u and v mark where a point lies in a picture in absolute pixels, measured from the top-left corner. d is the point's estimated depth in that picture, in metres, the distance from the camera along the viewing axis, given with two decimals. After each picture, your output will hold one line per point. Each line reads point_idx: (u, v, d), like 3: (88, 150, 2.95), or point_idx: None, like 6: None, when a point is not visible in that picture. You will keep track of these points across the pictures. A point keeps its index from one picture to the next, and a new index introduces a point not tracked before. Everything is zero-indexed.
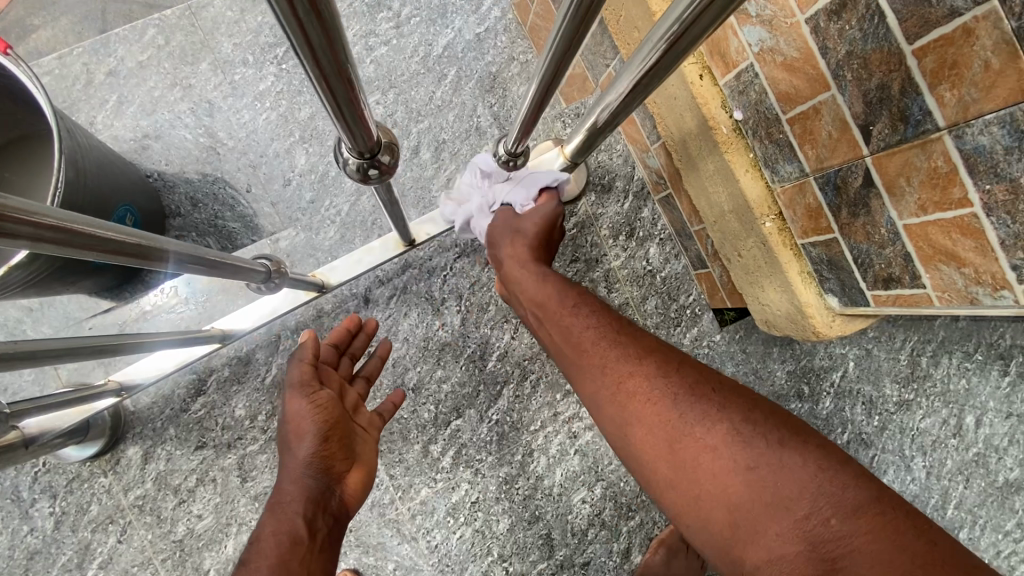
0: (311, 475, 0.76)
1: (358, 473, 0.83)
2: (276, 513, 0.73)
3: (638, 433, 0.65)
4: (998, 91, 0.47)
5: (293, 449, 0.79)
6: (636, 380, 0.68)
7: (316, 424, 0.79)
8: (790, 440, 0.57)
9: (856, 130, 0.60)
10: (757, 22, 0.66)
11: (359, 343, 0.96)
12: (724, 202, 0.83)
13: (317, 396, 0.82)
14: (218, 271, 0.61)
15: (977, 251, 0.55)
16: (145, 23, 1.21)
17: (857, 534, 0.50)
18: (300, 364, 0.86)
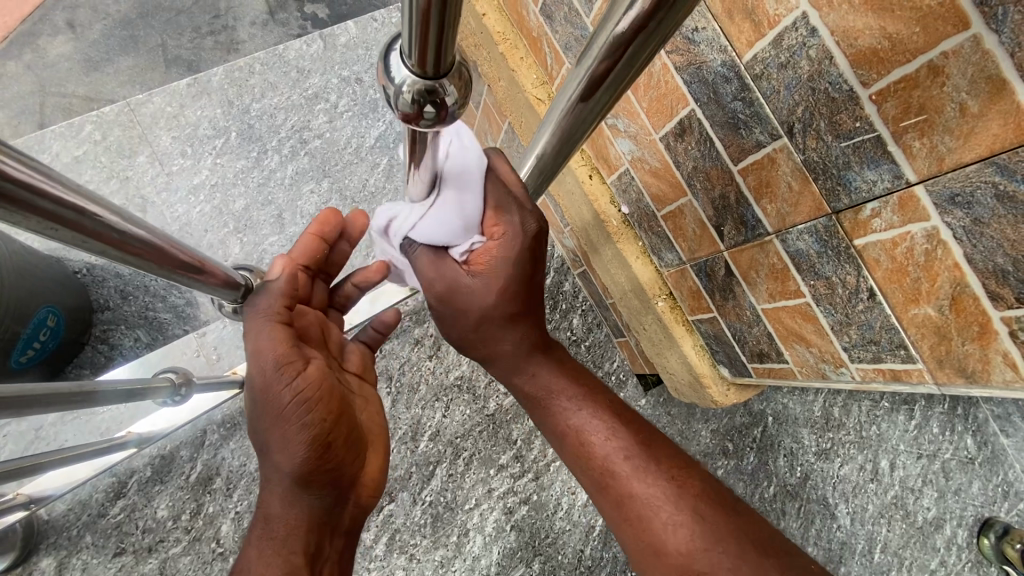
0: (309, 497, 0.61)
1: (371, 459, 0.70)
2: (266, 551, 0.59)
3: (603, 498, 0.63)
4: (802, 207, 0.55)
5: (275, 461, 0.60)
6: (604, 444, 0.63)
7: (312, 433, 0.59)
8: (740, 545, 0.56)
9: (712, 230, 0.69)
10: (626, 136, 0.75)
11: (342, 250, 0.76)
12: (624, 282, 0.91)
13: (306, 373, 0.60)
14: (116, 396, 0.63)
15: (817, 333, 0.62)
16: (81, 121, 1.27)
17: None
18: (269, 323, 0.60)
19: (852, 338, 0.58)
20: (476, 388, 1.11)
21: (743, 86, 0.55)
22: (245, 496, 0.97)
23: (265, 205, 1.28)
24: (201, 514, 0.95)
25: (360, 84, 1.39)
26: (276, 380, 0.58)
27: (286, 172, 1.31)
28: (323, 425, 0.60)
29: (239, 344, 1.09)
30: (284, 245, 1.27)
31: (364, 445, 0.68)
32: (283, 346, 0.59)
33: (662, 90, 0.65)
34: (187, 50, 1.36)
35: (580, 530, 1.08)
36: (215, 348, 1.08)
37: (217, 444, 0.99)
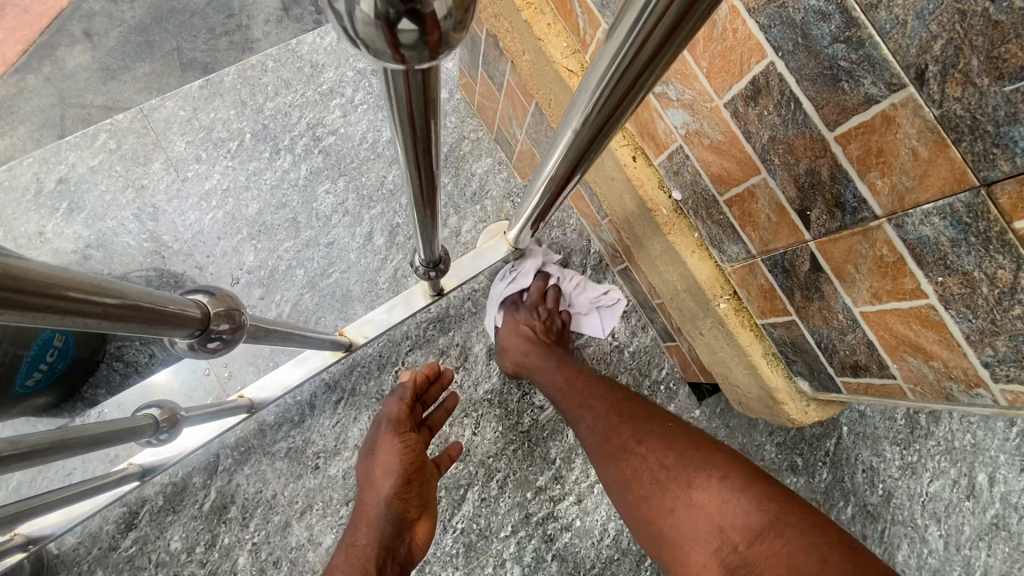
0: (388, 516, 0.78)
1: (426, 521, 0.84)
2: (351, 555, 0.74)
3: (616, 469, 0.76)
4: (932, 180, 0.42)
5: (375, 486, 0.81)
6: (610, 431, 0.78)
7: (403, 467, 0.81)
8: (708, 482, 0.70)
9: (794, 215, 0.56)
10: (679, 106, 0.62)
11: (434, 390, 0.93)
12: (676, 280, 0.78)
13: (408, 436, 0.84)
14: (35, 458, 0.48)
15: (943, 344, 0.48)
16: (96, 128, 1.21)
17: (762, 548, 0.65)
18: (400, 402, 0.87)
19: (999, 350, 0.44)
20: (508, 402, 1.00)
21: (849, 22, 0.41)
22: (262, 526, 0.90)
23: (280, 209, 1.21)
24: (216, 546, 0.88)
25: None
26: (392, 432, 0.84)
27: (300, 172, 1.23)
28: (411, 467, 0.81)
29: (252, 360, 1.01)
30: (300, 250, 1.19)
31: (426, 509, 0.84)
32: (402, 416, 0.86)
33: (728, 43, 0.52)
34: (202, 53, 1.28)
35: (629, 559, 0.97)
36: (226, 366, 1.01)
37: (231, 469, 0.91)
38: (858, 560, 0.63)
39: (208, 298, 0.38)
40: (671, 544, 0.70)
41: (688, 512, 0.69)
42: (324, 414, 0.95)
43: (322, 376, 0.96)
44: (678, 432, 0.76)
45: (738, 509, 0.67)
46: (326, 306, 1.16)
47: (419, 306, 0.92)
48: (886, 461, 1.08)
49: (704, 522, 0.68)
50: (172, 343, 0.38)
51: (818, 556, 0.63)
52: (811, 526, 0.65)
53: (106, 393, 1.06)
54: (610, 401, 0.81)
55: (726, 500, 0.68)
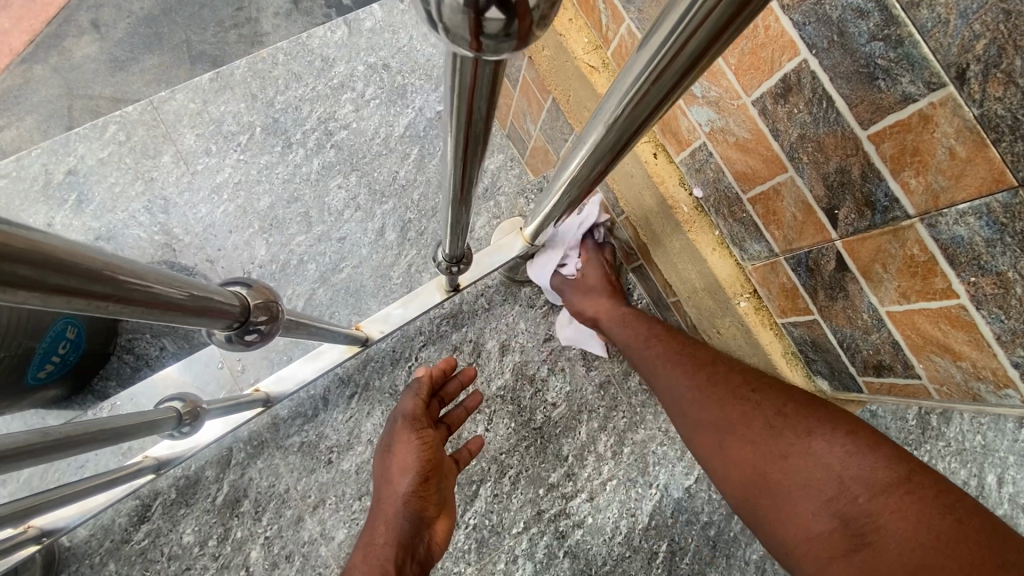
0: (409, 514, 0.78)
1: (445, 520, 0.84)
2: (369, 556, 0.74)
3: (713, 414, 0.69)
4: (969, 181, 0.41)
5: (392, 483, 0.80)
6: (714, 380, 0.72)
7: (419, 465, 0.80)
8: (819, 430, 0.62)
9: (822, 213, 0.56)
10: (704, 103, 0.62)
11: (452, 386, 0.93)
12: (695, 278, 0.78)
13: (425, 432, 0.83)
14: (58, 450, 0.48)
15: (972, 345, 0.48)
16: (107, 120, 1.21)
17: (882, 512, 0.54)
18: (414, 398, 0.86)
19: None
20: (520, 399, 1.00)
21: (889, 19, 0.41)
22: (275, 520, 0.90)
23: (291, 203, 1.20)
24: (229, 539, 0.88)
25: (388, 70, 1.29)
26: (407, 428, 0.83)
27: (311, 166, 1.22)
28: (426, 464, 0.80)
29: (264, 355, 1.01)
30: (311, 245, 1.18)
31: (444, 507, 0.84)
32: (417, 413, 0.84)
33: (760, 40, 0.52)
34: (212, 45, 1.27)
35: (640, 557, 0.97)
36: (237, 360, 1.00)
37: (244, 463, 0.91)
38: (1007, 537, 0.49)
39: (245, 290, 0.38)
40: (776, 506, 0.61)
41: (803, 459, 0.61)
42: (337, 409, 0.95)
43: (335, 371, 0.96)
44: (795, 384, 0.68)
45: (862, 462, 0.58)
46: (336, 301, 1.16)
47: (434, 302, 0.92)
48: None
49: (822, 475, 0.59)
50: (207, 335, 0.38)
51: (952, 516, 0.51)
52: (948, 491, 0.54)
53: (117, 386, 1.06)
54: (704, 357, 0.76)
55: (848, 453, 0.59)
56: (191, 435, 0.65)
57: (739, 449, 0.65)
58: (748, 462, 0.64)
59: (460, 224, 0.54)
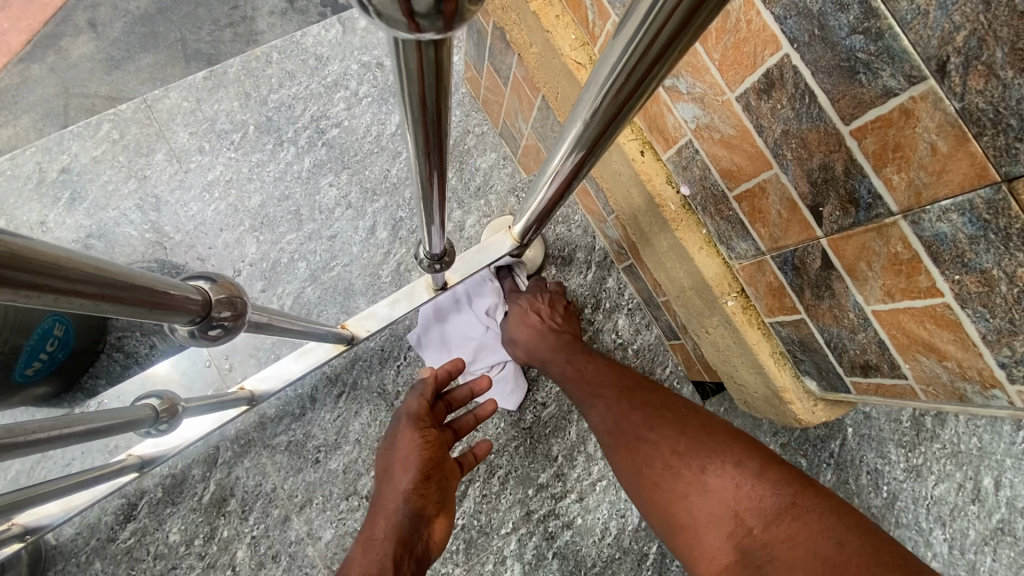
0: (408, 510, 0.77)
1: (442, 521, 0.83)
2: (369, 549, 0.73)
3: (622, 458, 0.74)
4: (951, 176, 0.41)
5: (393, 480, 0.80)
6: (624, 420, 0.76)
7: (422, 462, 0.80)
8: (712, 465, 0.67)
9: (806, 211, 0.55)
10: (689, 99, 0.61)
11: (461, 391, 0.92)
12: (683, 277, 0.77)
13: (427, 430, 0.83)
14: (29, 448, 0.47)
15: (957, 344, 0.48)
16: (99, 118, 1.21)
17: (777, 541, 0.59)
18: (419, 397, 0.86)
19: (1015, 351, 0.43)
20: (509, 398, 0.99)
21: (868, 12, 0.41)
22: (261, 520, 0.89)
23: (282, 201, 1.20)
24: (215, 538, 0.88)
25: (381, 68, 1.28)
26: (410, 426, 0.83)
27: (303, 164, 1.22)
28: (428, 461, 0.80)
29: (253, 353, 1.00)
30: (303, 243, 1.18)
31: (442, 507, 0.83)
32: (422, 412, 0.84)
33: (742, 34, 0.51)
34: (206, 44, 1.26)
35: (631, 558, 0.96)
36: (226, 358, 1.00)
37: (231, 462, 0.91)
38: (885, 549, 0.55)
39: (208, 285, 0.36)
40: (684, 534, 0.66)
41: (702, 498, 0.65)
42: (325, 408, 0.94)
43: (323, 369, 0.95)
44: (691, 418, 0.73)
45: (753, 494, 0.63)
46: (327, 299, 1.15)
47: (422, 301, 0.91)
48: (891, 463, 1.08)
49: (718, 506, 0.64)
50: (172, 330, 0.37)
51: (835, 538, 0.57)
52: (829, 511, 0.60)
53: (106, 383, 1.05)
54: (619, 388, 0.80)
55: (740, 484, 0.64)
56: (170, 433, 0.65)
57: (652, 488, 0.70)
58: (658, 494, 0.69)
59: (434, 211, 0.50)
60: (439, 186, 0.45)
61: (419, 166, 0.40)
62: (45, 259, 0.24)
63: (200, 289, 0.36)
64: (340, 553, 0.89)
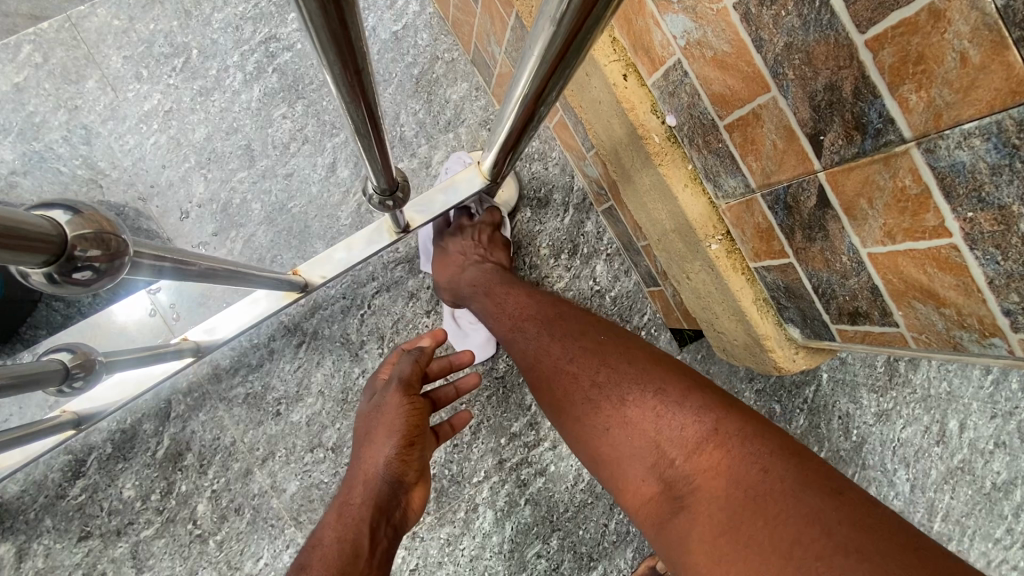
0: (388, 476, 0.73)
1: (420, 488, 0.80)
2: (344, 515, 0.70)
3: (557, 384, 0.68)
4: (979, 94, 0.35)
5: (371, 443, 0.75)
6: (555, 342, 0.71)
7: (407, 429, 0.76)
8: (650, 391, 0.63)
9: (805, 140, 0.49)
10: (679, 10, 0.53)
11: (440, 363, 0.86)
12: (665, 219, 0.71)
13: (414, 397, 0.79)
14: None
15: (959, 289, 0.43)
16: (17, 39, 1.04)
17: (698, 469, 0.57)
18: (413, 361, 0.81)
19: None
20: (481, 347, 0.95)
21: None
22: (221, 474, 0.86)
23: (232, 135, 1.09)
24: (173, 493, 0.84)
25: None
26: (394, 392, 0.78)
27: (252, 93, 1.10)
28: (413, 425, 0.77)
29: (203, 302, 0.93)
30: (255, 181, 1.08)
31: (422, 473, 0.80)
32: (412, 376, 0.80)
33: None
34: None
35: (603, 503, 0.96)
36: (171, 308, 0.92)
37: (185, 416, 0.86)
38: (809, 472, 0.53)
39: (67, 217, 0.27)
40: (611, 450, 0.63)
41: (636, 419, 0.62)
42: (284, 359, 0.89)
43: (280, 318, 0.89)
44: (616, 350, 0.68)
45: (674, 423, 0.60)
46: (286, 244, 1.07)
47: (383, 244, 0.84)
48: (862, 408, 1.09)
49: (640, 439, 0.61)
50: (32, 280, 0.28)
51: (760, 467, 0.54)
52: (751, 435, 0.57)
53: (47, 334, 0.98)
54: (542, 317, 0.74)
55: (664, 412, 0.61)
56: (85, 391, 0.58)
57: (576, 402, 0.66)
58: (585, 408, 0.66)
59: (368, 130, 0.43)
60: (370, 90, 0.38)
61: (332, 68, 0.33)
62: None
63: (7, 219, 0.24)
64: (307, 504, 0.87)
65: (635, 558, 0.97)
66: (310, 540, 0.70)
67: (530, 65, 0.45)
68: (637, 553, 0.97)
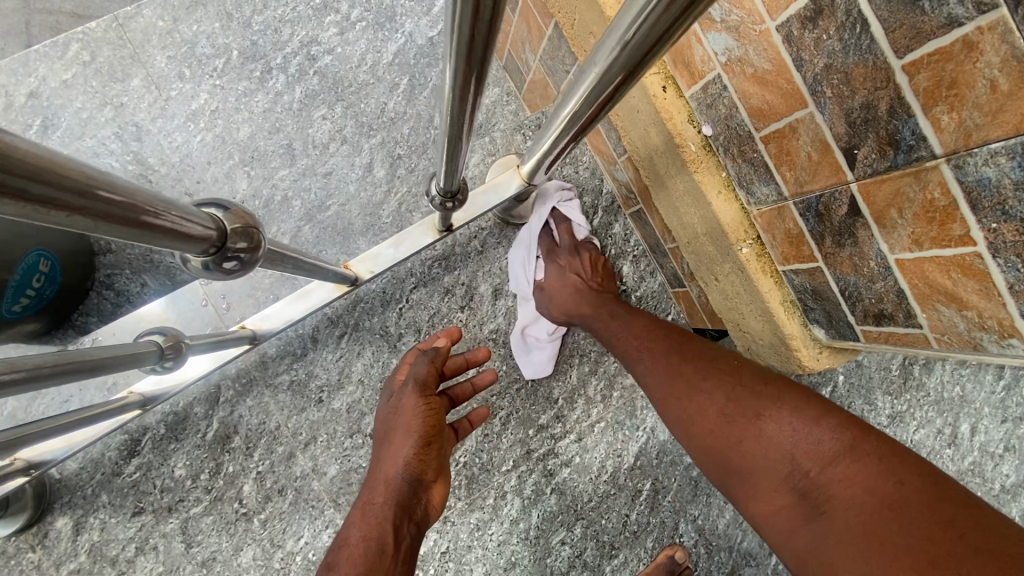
0: (407, 476, 0.78)
1: (443, 486, 0.84)
2: (367, 514, 0.75)
3: (678, 401, 0.73)
4: (1006, 118, 0.39)
5: (393, 444, 0.81)
6: (680, 364, 0.76)
7: (423, 429, 0.81)
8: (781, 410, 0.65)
9: (839, 153, 0.53)
10: (722, 29, 0.58)
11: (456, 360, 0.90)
12: (697, 223, 0.75)
13: (430, 398, 0.84)
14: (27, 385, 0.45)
15: (981, 294, 0.47)
16: (69, 38, 1.10)
17: (834, 480, 0.57)
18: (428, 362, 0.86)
19: None
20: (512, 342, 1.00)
21: None
22: (266, 456, 0.91)
23: (273, 134, 1.13)
24: (221, 473, 0.89)
25: None
26: (412, 395, 0.83)
27: (293, 95, 1.15)
28: (430, 428, 0.82)
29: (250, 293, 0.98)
30: (295, 179, 1.13)
31: (445, 471, 0.84)
32: (428, 377, 0.84)
33: None
34: None
35: (625, 494, 1.00)
36: (223, 297, 0.97)
37: (233, 401, 0.91)
38: (948, 490, 0.52)
39: (221, 214, 0.34)
40: (739, 463, 0.65)
41: (761, 435, 0.64)
42: (326, 349, 0.93)
43: (323, 311, 0.93)
44: (748, 372, 0.71)
45: (810, 438, 0.61)
46: (324, 239, 1.12)
47: (426, 242, 0.88)
48: (877, 409, 1.13)
49: (773, 453, 0.63)
50: (185, 260, 0.35)
51: (894, 479, 0.54)
52: (891, 453, 0.57)
53: (98, 321, 1.03)
54: (668, 344, 0.79)
55: (797, 428, 0.62)
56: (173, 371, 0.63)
57: (706, 419, 0.70)
58: (709, 421, 0.69)
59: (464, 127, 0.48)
60: (473, 82, 0.41)
61: (455, 64, 0.38)
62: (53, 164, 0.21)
63: (193, 218, 0.31)
64: (345, 487, 0.92)
65: (655, 548, 1.00)
66: (341, 537, 0.75)
67: (583, 90, 0.50)
68: (657, 543, 1.01)
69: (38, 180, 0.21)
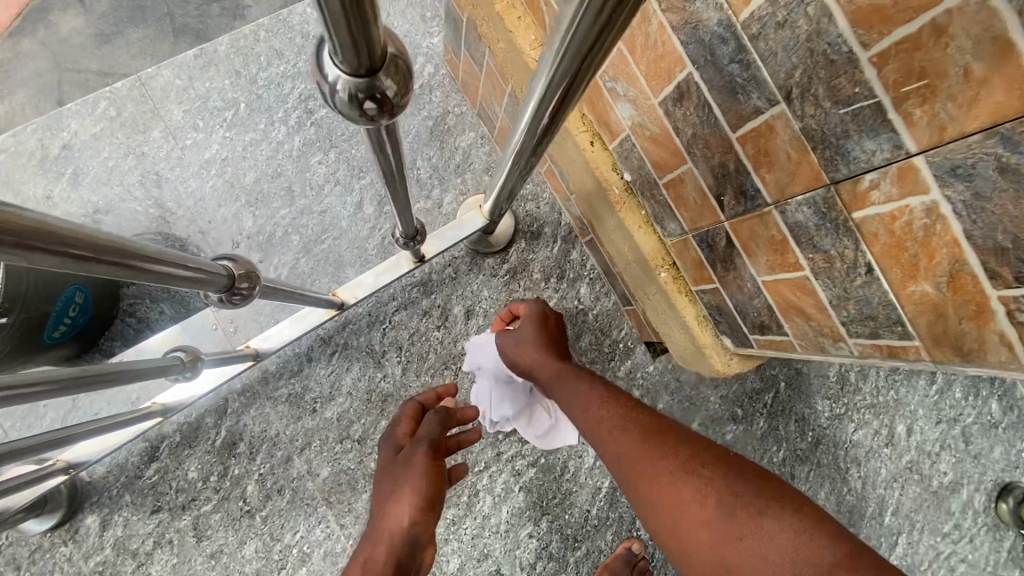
0: (411, 527, 0.84)
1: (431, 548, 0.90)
2: (370, 559, 0.79)
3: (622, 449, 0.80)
4: (803, 178, 0.54)
5: (401, 498, 0.86)
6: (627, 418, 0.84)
7: (432, 486, 0.87)
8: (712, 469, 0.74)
9: (713, 200, 0.67)
10: (625, 102, 0.72)
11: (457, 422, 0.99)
12: (627, 253, 0.90)
13: (439, 457, 0.90)
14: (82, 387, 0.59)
15: (817, 307, 0.61)
16: (98, 97, 1.28)
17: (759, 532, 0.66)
18: (438, 421, 0.93)
19: (850, 312, 0.57)
20: None
21: (740, 47, 0.53)
22: (267, 460, 1.04)
23: (275, 178, 1.30)
24: (228, 475, 1.03)
25: None
26: (423, 452, 0.89)
27: (293, 143, 1.31)
28: (438, 487, 0.88)
29: (254, 318, 1.13)
30: (295, 217, 1.28)
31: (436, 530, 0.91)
32: (439, 439, 0.92)
33: (660, 52, 0.62)
34: (194, 18, 1.33)
35: (586, 491, 1.13)
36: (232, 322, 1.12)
37: (239, 411, 1.04)
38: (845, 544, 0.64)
39: (230, 264, 0.52)
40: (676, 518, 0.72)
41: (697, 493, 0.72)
42: (320, 365, 1.07)
43: (318, 332, 1.08)
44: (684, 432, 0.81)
45: (739, 492, 0.70)
46: (319, 269, 1.27)
47: (404, 271, 1.03)
48: (817, 412, 1.26)
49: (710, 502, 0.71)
50: (207, 296, 0.53)
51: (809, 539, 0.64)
52: (801, 514, 0.67)
53: (122, 345, 1.17)
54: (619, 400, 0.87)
55: (729, 484, 0.72)
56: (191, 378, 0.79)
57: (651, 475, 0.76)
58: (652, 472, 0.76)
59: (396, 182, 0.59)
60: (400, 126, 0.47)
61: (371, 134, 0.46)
62: (140, 249, 0.38)
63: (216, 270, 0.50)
64: (336, 487, 1.04)
65: (615, 540, 1.12)
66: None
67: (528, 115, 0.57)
68: (616, 536, 1.12)
69: (126, 261, 0.37)
